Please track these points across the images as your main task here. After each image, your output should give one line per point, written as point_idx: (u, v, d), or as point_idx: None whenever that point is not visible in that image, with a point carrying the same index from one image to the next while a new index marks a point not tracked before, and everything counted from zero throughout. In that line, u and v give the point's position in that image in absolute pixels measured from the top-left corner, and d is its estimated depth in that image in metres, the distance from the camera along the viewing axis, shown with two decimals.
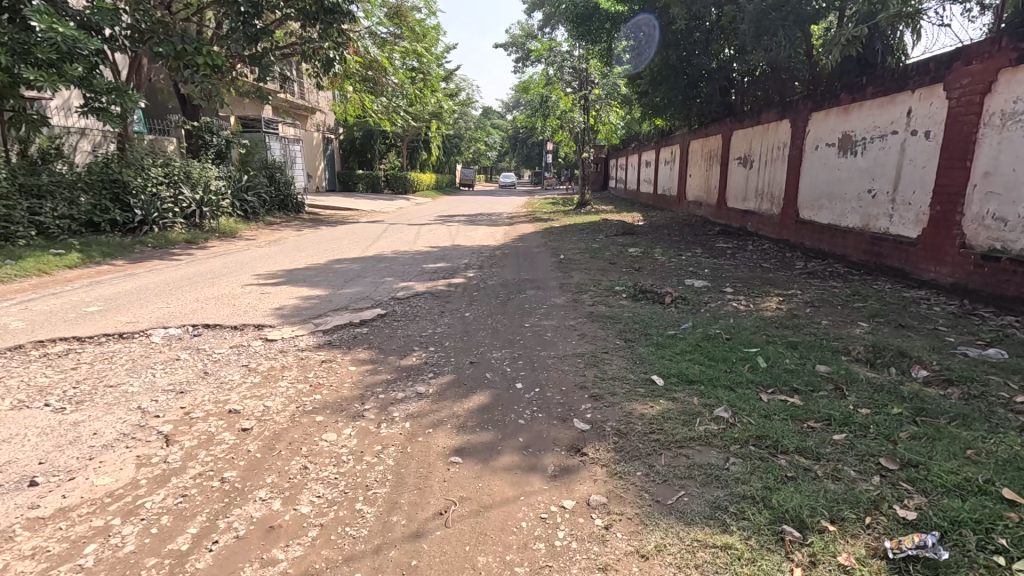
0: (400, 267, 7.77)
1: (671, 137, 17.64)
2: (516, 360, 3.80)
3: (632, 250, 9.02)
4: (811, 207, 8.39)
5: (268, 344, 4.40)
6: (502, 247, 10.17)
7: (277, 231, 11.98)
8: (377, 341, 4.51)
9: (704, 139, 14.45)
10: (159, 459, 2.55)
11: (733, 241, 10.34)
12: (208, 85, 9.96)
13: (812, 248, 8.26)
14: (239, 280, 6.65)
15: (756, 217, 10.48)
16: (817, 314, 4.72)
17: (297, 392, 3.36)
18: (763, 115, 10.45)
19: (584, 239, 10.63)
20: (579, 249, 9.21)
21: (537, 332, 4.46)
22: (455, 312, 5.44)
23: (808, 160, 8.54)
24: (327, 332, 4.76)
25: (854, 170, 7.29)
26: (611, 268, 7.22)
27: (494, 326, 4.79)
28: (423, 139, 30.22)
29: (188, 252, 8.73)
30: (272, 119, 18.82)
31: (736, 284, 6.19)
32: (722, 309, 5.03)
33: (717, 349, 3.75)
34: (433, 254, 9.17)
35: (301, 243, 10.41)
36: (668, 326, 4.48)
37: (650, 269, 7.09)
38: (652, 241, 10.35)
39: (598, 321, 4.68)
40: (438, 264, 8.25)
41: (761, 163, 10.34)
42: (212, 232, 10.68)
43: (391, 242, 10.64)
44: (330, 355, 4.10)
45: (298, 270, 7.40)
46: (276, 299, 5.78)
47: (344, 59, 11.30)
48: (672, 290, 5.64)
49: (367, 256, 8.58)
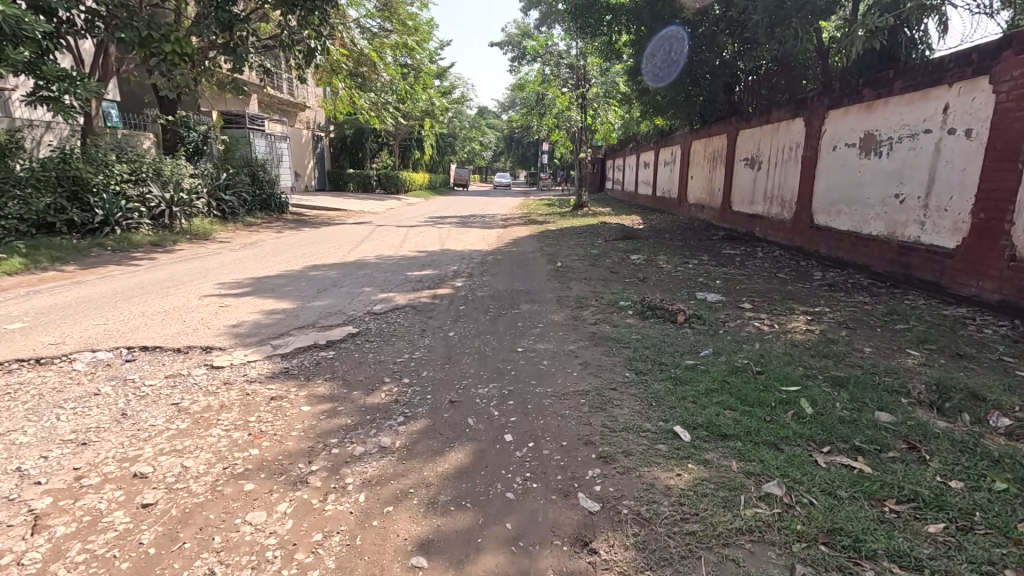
0: (382, 275, 7.10)
1: (671, 138, 17.06)
2: (504, 401, 3.12)
3: (634, 256, 8.39)
4: (827, 211, 7.80)
5: (213, 372, 3.71)
6: (496, 251, 9.51)
7: (256, 233, 11.27)
8: (342, 370, 3.83)
9: (706, 138, 13.89)
10: (10, 561, 1.87)
11: (740, 247, 9.73)
12: (179, 76, 9.16)
13: (828, 256, 7.66)
14: (198, 290, 5.95)
15: (765, 222, 9.88)
16: (856, 338, 4.08)
17: (228, 446, 2.67)
18: (772, 113, 9.83)
19: (582, 244, 9.99)
20: (577, 255, 8.56)
21: (531, 361, 3.78)
22: (438, 330, 4.77)
23: (824, 161, 7.94)
24: (287, 355, 4.09)
25: (878, 173, 6.67)
26: (612, 278, 6.59)
27: (482, 350, 4.11)
28: (416, 138, 29.55)
29: (151, 256, 8.02)
30: (257, 116, 18.11)
31: (753, 298, 5.56)
32: (744, 331, 4.38)
33: (749, 388, 3.09)
34: (420, 259, 8.53)
35: (280, 246, 9.73)
36: (684, 353, 3.83)
37: (656, 280, 6.44)
38: (654, 246, 9.72)
39: (603, 346, 4.03)
40: (424, 271, 7.59)
41: (771, 164, 9.73)
42: (182, 233, 9.95)
43: (376, 245, 9.96)
44: (283, 390, 3.41)
45: (268, 278, 6.71)
46: (234, 314, 5.08)
47: (327, 50, 10.65)
48: (684, 306, 4.99)
49: (348, 262, 7.90)
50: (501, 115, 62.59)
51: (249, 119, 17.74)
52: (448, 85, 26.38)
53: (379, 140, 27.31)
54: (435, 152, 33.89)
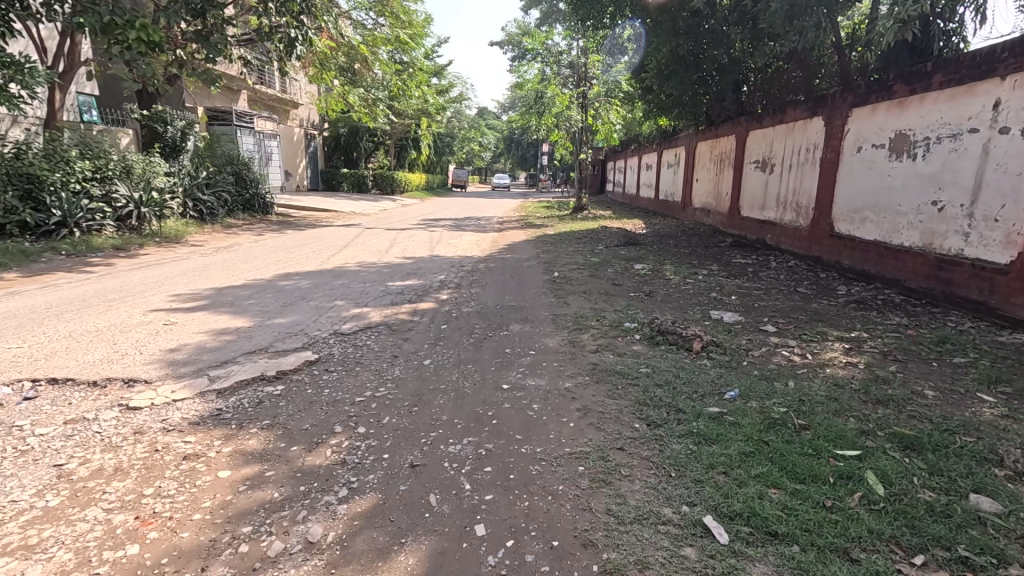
0: (359, 285, 6.41)
1: (675, 139, 16.40)
2: (480, 468, 2.43)
3: (639, 265, 7.71)
4: (850, 218, 7.14)
5: (124, 417, 3.01)
6: (488, 258, 8.81)
7: (234, 236, 10.59)
8: (287, 413, 3.12)
9: (712, 139, 13.24)
10: None
11: (752, 255, 9.05)
12: (148, 66, 8.47)
13: (852, 268, 7.00)
14: (146, 304, 5.25)
15: (778, 229, 9.20)
16: (910, 374, 3.39)
17: (100, 542, 1.97)
18: (786, 112, 9.16)
19: (581, 252, 9.30)
20: (576, 264, 7.87)
21: (519, 405, 3.08)
22: (412, 357, 4.07)
23: (845, 165, 7.29)
24: (224, 391, 3.38)
25: (912, 177, 6.00)
26: (614, 292, 5.91)
27: (461, 386, 3.43)
28: (412, 138, 28.86)
29: (108, 262, 7.32)
30: (244, 113, 17.43)
31: (776, 319, 4.87)
32: (774, 364, 3.68)
33: (796, 452, 2.41)
34: (406, 266, 7.85)
35: (257, 251, 9.04)
36: (705, 396, 3.14)
37: (664, 296, 5.76)
38: (659, 254, 9.04)
39: (606, 384, 3.33)
40: (407, 280, 6.89)
41: (786, 167, 9.05)
42: (151, 236, 9.24)
43: (360, 250, 9.26)
44: (202, 444, 2.70)
45: (230, 289, 6.01)
46: (178, 335, 4.38)
47: (309, 41, 9.98)
48: (700, 330, 4.30)
49: (324, 271, 7.20)
50: (500, 115, 61.84)
51: (236, 116, 17.04)
52: (444, 83, 25.67)
53: (374, 139, 26.54)
54: (432, 152, 33.13)
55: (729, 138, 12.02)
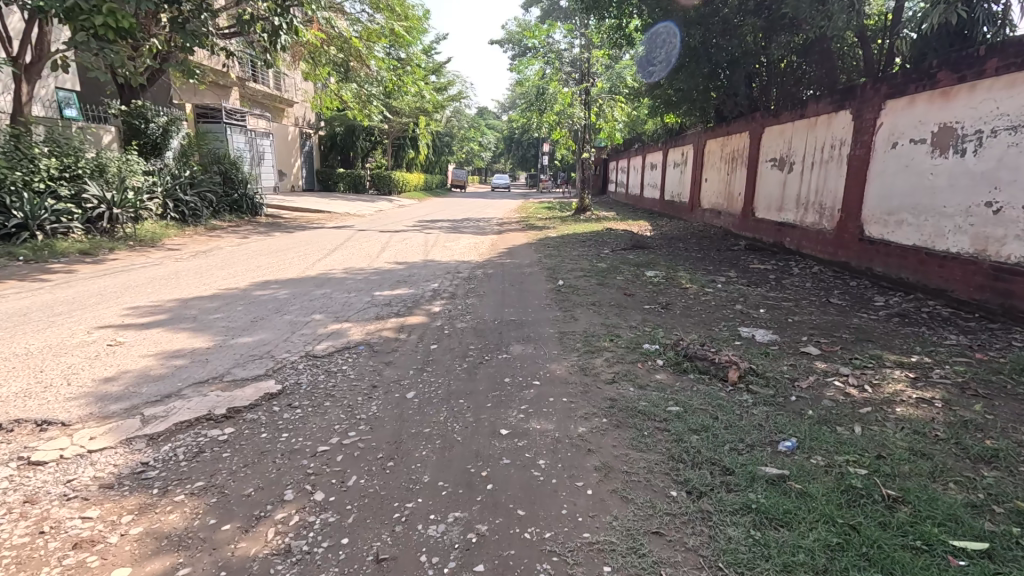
0: (342, 296, 5.78)
1: (681, 137, 15.79)
2: (470, 566, 1.80)
3: (650, 272, 7.06)
4: (883, 221, 6.50)
5: (19, 476, 2.37)
6: (486, 264, 8.17)
7: (216, 239, 9.96)
8: (227, 469, 2.47)
9: (722, 137, 12.61)
10: None
11: (771, 261, 8.41)
12: (117, 55, 7.83)
13: (886, 276, 6.36)
14: (95, 319, 4.61)
15: (799, 232, 8.55)
16: (1006, 418, 2.74)
17: None
18: (808, 106, 8.52)
19: (586, 257, 8.65)
20: (581, 270, 7.24)
21: (521, 461, 2.44)
22: (393, 388, 3.44)
23: (877, 162, 6.65)
24: (156, 438, 2.73)
25: (960, 175, 5.37)
26: (627, 305, 5.27)
27: (449, 431, 2.78)
28: (410, 137, 28.23)
29: (70, 268, 6.69)
30: (234, 110, 16.82)
31: (816, 338, 4.23)
32: (829, 401, 3.04)
33: (898, 546, 1.78)
34: (397, 274, 7.21)
35: (238, 255, 8.42)
36: (755, 449, 2.49)
37: (684, 309, 5.11)
38: (671, 260, 8.39)
39: (630, 430, 2.69)
40: (396, 290, 6.26)
41: (807, 165, 8.40)
42: (124, 239, 8.59)
43: (349, 255, 8.63)
44: (104, 524, 2.06)
45: (195, 300, 5.36)
46: (121, 359, 3.74)
47: (295, 30, 9.37)
48: (734, 354, 3.65)
49: (305, 279, 6.56)
50: (501, 116, 61.24)
51: (226, 113, 16.43)
52: (443, 81, 25.06)
53: (371, 139, 25.90)
54: (430, 151, 32.53)
55: (741, 135, 11.39)
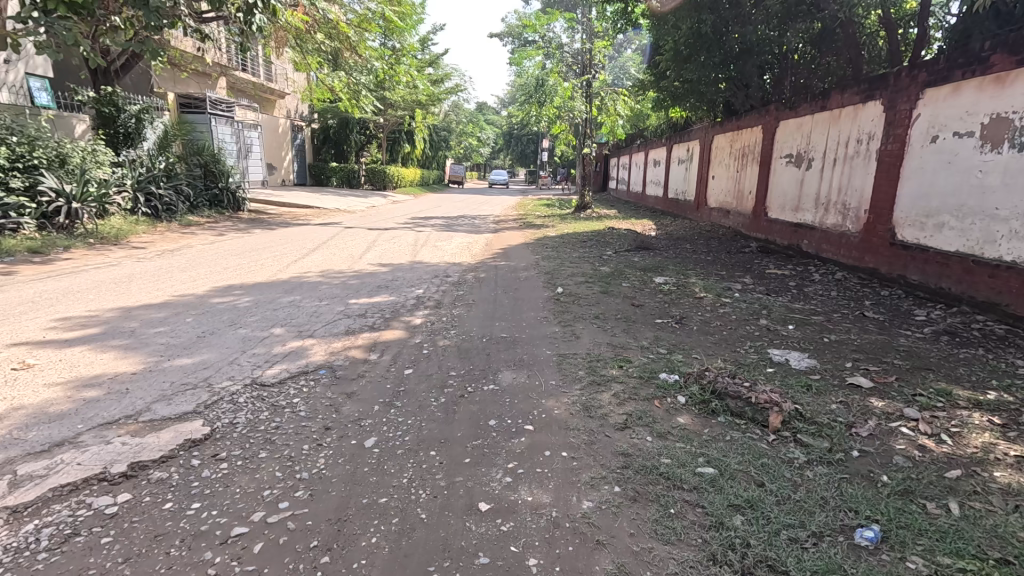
0: (311, 305, 5.09)
1: (687, 132, 15.11)
2: None
3: (659, 278, 6.39)
4: (919, 224, 5.84)
5: None
6: (479, 266, 7.49)
7: (189, 236, 9.26)
8: (98, 569, 1.79)
9: (731, 132, 11.93)
10: None
11: (788, 265, 7.74)
12: (71, 33, 7.11)
13: (923, 286, 5.71)
14: (11, 334, 3.92)
15: (818, 234, 7.88)
16: None
17: None
18: (830, 97, 7.82)
19: (588, 259, 7.97)
20: (582, 275, 6.56)
21: (504, 561, 1.77)
22: (352, 432, 2.76)
23: (912, 158, 5.98)
24: (18, 512, 2.05)
25: (1018, 173, 4.71)
26: (637, 320, 4.58)
27: (412, 505, 2.10)
28: (406, 130, 27.45)
29: (10, 270, 5.97)
30: (220, 100, 16.08)
31: (863, 363, 3.56)
32: (902, 460, 2.38)
33: None
34: (379, 278, 6.51)
35: (208, 254, 7.72)
36: (825, 543, 1.83)
37: (702, 326, 4.43)
38: (680, 264, 7.71)
39: (652, 507, 2.02)
40: (375, 296, 5.57)
41: (829, 161, 7.73)
42: (84, 236, 7.88)
43: (330, 254, 7.94)
44: None
45: (139, 309, 4.68)
46: (19, 389, 3.05)
47: (273, 9, 8.64)
48: (772, 389, 2.97)
49: (274, 283, 5.86)
50: (500, 111, 60.38)
51: (210, 103, 15.73)
52: (440, 74, 24.32)
53: (366, 132, 25.16)
54: (427, 146, 31.80)
55: (752, 130, 10.71)
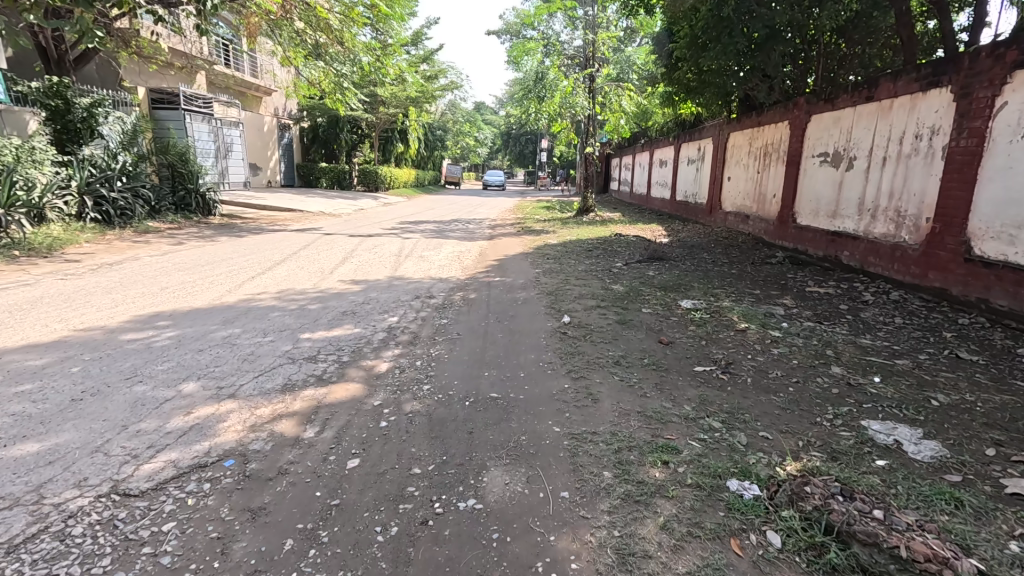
0: (250, 344, 3.99)
1: (698, 131, 14.03)
2: None
3: (685, 301, 5.31)
4: (1006, 236, 4.76)
5: None
6: (469, 283, 6.37)
7: (141, 245, 8.17)
8: None
9: (751, 128, 10.83)
10: None
11: (830, 282, 6.65)
12: None
13: (1016, 314, 4.63)
14: None
15: (864, 245, 6.79)
16: None
17: None
18: (877, 86, 6.73)
19: (596, 274, 6.88)
20: (591, 297, 5.48)
21: None
22: None
23: (995, 157, 4.90)
24: None
25: None
26: (670, 369, 3.48)
27: None
28: (399, 129, 26.33)
29: None
30: (196, 95, 15.01)
31: (1016, 453, 2.45)
32: None
33: None
34: (346, 301, 5.40)
35: (154, 268, 6.62)
36: None
37: (759, 380, 3.33)
38: (703, 281, 6.63)
39: None
40: (337, 328, 4.47)
41: (878, 161, 6.64)
42: (9, 246, 6.82)
43: (297, 269, 6.85)
44: None
45: (16, 353, 3.57)
46: None
47: None
48: (918, 521, 1.86)
49: (214, 311, 4.76)
50: (499, 110, 59.19)
51: (184, 99, 14.63)
52: (434, 68, 23.12)
53: (357, 131, 24.05)
54: (422, 145, 30.67)
55: (776, 126, 9.63)
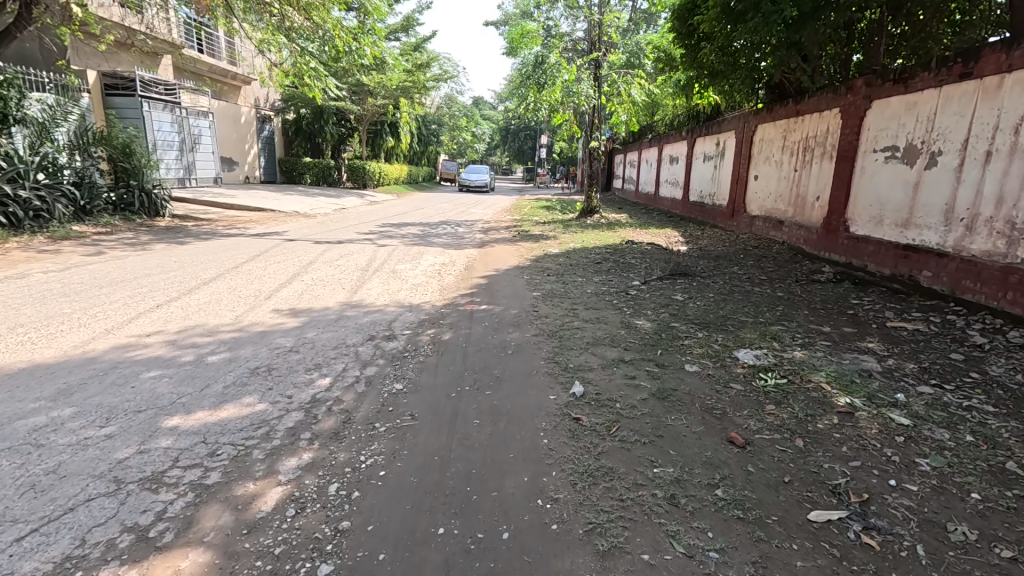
0: (64, 446, 2.45)
1: (716, 123, 12.50)
2: None
3: (743, 351, 3.77)
4: None
5: None
6: (445, 315, 4.83)
7: (47, 255, 6.66)
8: None
9: (784, 120, 9.30)
10: None
11: (915, 312, 5.13)
12: None
13: None
14: None
15: (956, 264, 5.25)
16: None
17: None
18: (975, 62, 5.21)
19: (610, 300, 5.35)
20: (609, 342, 3.93)
21: None
22: None
23: None
24: None
25: None
26: (769, 522, 1.95)
27: None
28: (389, 122, 24.43)
29: None
30: (154, 80, 13.43)
31: None
32: None
33: None
34: (267, 348, 3.84)
35: (35, 289, 5.08)
36: None
37: (941, 556, 1.80)
38: (751, 311, 5.09)
39: None
40: (230, 406, 2.92)
41: (977, 155, 5.13)
42: None
43: (225, 291, 5.31)
44: None
45: None
46: None
47: None
48: None
49: (56, 371, 3.24)
50: (498, 105, 57.62)
51: (142, 85, 13.03)
52: (426, 57, 21.54)
53: (344, 125, 22.52)
54: (416, 140, 29.16)
55: (819, 116, 8.11)
